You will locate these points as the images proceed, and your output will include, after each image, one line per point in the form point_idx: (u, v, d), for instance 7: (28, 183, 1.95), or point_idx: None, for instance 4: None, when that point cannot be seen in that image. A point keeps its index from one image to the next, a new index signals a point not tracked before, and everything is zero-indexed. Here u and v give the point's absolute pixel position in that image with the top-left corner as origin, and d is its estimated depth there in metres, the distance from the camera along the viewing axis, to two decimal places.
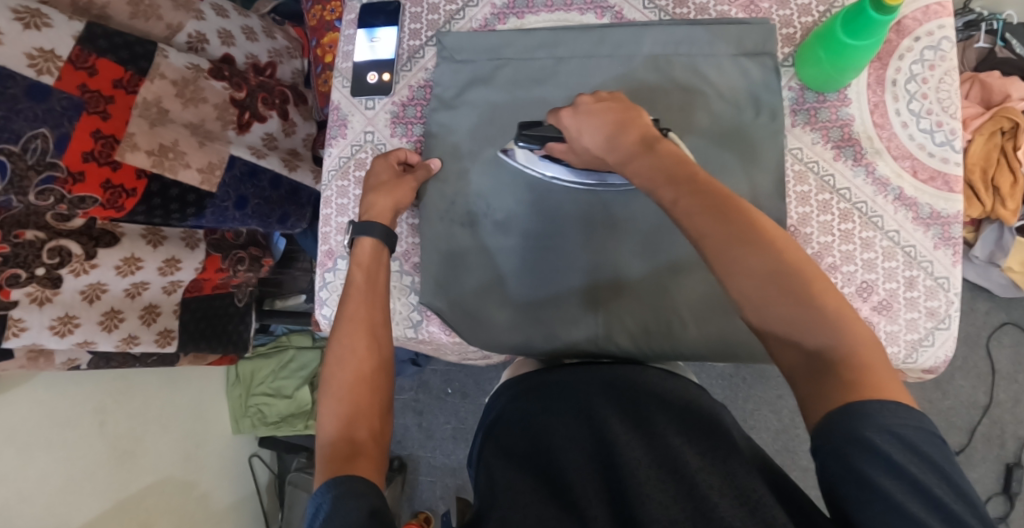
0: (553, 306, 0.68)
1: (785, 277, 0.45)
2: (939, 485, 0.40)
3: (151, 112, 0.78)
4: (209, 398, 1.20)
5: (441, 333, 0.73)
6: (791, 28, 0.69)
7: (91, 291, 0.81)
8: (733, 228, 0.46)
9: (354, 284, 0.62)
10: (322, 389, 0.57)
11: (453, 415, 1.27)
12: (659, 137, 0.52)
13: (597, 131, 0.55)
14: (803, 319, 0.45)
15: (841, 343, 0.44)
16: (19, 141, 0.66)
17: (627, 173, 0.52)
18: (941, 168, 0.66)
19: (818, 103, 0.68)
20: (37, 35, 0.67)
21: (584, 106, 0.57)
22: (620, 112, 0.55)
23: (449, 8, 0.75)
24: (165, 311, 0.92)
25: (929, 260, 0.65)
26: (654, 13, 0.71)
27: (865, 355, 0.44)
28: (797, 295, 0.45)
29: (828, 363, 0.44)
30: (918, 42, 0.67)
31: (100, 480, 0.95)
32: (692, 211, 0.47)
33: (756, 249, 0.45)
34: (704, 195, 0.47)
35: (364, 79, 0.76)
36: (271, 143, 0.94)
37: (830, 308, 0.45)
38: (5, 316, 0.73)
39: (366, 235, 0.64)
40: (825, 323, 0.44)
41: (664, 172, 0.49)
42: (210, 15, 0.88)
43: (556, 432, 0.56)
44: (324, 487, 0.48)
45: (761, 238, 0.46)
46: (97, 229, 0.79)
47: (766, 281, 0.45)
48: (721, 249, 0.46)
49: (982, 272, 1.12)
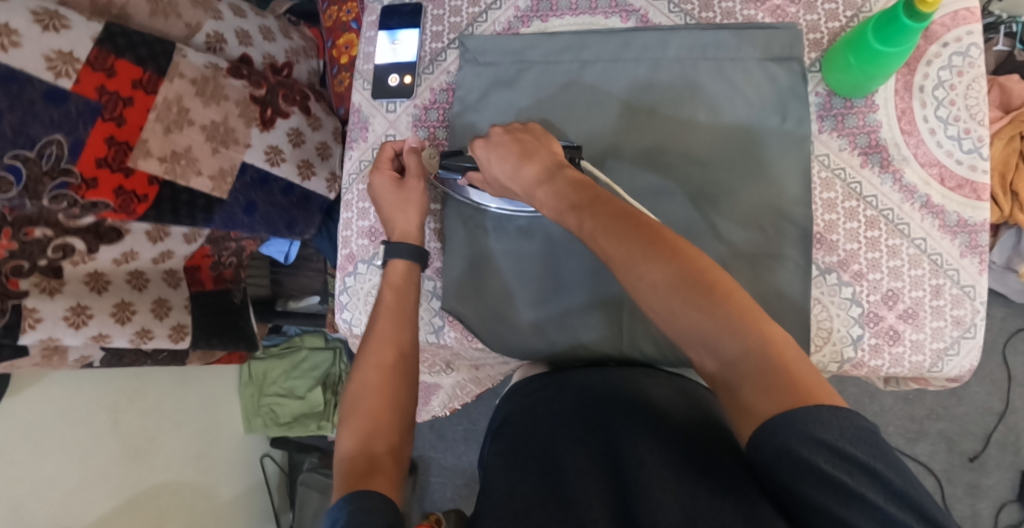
0: (573, 310, 0.68)
1: (687, 287, 0.46)
2: (873, 491, 0.39)
3: (171, 113, 0.77)
4: (221, 397, 1.20)
5: (463, 338, 0.73)
6: (818, 33, 0.68)
7: (95, 280, 0.80)
8: (632, 245, 0.48)
9: (384, 303, 0.64)
10: (343, 412, 0.57)
11: (464, 416, 1.27)
12: (563, 164, 0.58)
13: (504, 162, 0.60)
14: (712, 330, 0.45)
15: (753, 351, 0.43)
16: (35, 146, 0.66)
17: (538, 200, 0.58)
18: (969, 176, 0.65)
19: (845, 109, 0.67)
20: (55, 38, 0.66)
21: (495, 138, 0.62)
22: (526, 143, 0.60)
23: (472, 10, 0.75)
24: (176, 306, 0.91)
25: (956, 268, 0.64)
26: (680, 17, 0.71)
27: (787, 359, 0.43)
28: (699, 305, 0.45)
29: (749, 371, 0.43)
30: (946, 48, 0.66)
31: (113, 478, 0.94)
32: (596, 233, 0.51)
33: (655, 263, 0.47)
34: (604, 218, 0.51)
35: (386, 81, 0.75)
36: (298, 139, 0.92)
37: (739, 313, 0.45)
38: (19, 306, 0.72)
39: (399, 257, 0.65)
40: (732, 331, 0.44)
41: (567, 201, 0.54)
42: (227, 15, 0.88)
43: (541, 433, 0.58)
44: (341, 501, 0.46)
45: (658, 250, 0.47)
46: (104, 227, 0.78)
47: (669, 293, 0.46)
48: (627, 266, 0.48)
49: (998, 278, 1.11)
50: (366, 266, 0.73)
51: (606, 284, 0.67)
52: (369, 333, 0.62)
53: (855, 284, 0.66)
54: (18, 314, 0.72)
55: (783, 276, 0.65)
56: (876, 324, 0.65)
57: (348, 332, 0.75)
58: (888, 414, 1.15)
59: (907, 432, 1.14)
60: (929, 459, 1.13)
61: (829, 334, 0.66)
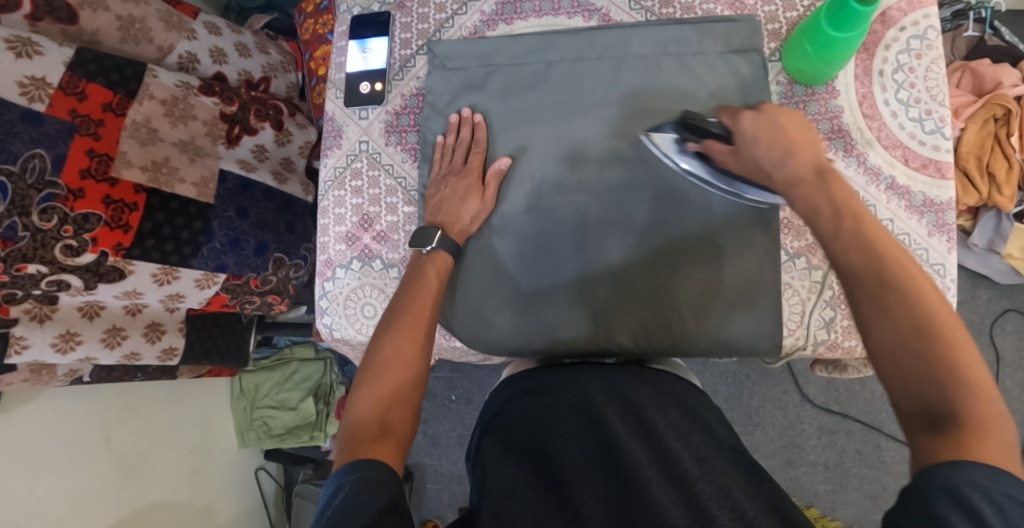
0: (552, 303, 0.69)
1: (928, 330, 0.44)
2: None
3: (141, 133, 0.78)
4: (216, 415, 1.21)
5: (442, 338, 0.75)
6: (777, 23, 0.69)
7: (89, 307, 0.81)
8: (895, 278, 0.47)
9: (427, 286, 0.64)
10: (356, 378, 0.58)
11: (458, 422, 1.27)
12: (830, 170, 0.54)
13: (772, 146, 0.56)
14: (932, 376, 0.43)
15: (973, 408, 0.41)
16: (17, 161, 0.66)
17: (790, 196, 0.55)
18: (933, 156, 0.66)
19: (806, 96, 0.68)
20: (29, 63, 0.68)
21: (764, 116, 0.58)
22: (794, 134, 0.56)
23: (439, 16, 0.76)
24: (171, 329, 0.91)
25: (925, 248, 0.65)
26: (641, 14, 0.72)
27: (991, 427, 0.40)
28: (938, 355, 0.43)
29: (946, 421, 0.41)
30: (904, 32, 0.68)
31: (108, 498, 0.95)
32: (848, 248, 0.50)
33: (905, 295, 0.46)
34: (864, 235, 0.49)
35: (357, 89, 0.77)
36: (262, 155, 0.93)
37: (968, 377, 0.42)
38: (7, 333, 0.74)
39: (440, 251, 0.67)
40: (960, 387, 0.42)
41: (837, 205, 0.52)
42: (201, 34, 0.90)
43: (556, 431, 0.56)
44: (346, 468, 0.48)
45: (914, 286, 0.46)
46: (104, 266, 0.75)
47: (911, 330, 0.44)
48: (873, 289, 0.47)
49: (982, 260, 1.11)
50: (344, 271, 0.74)
51: (596, 272, 0.68)
52: (400, 307, 0.62)
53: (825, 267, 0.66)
54: (3, 341, 0.74)
55: (755, 263, 0.65)
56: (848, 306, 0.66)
57: (330, 337, 0.75)
58: (880, 400, 1.14)
59: None
60: None
61: (802, 318, 0.66)
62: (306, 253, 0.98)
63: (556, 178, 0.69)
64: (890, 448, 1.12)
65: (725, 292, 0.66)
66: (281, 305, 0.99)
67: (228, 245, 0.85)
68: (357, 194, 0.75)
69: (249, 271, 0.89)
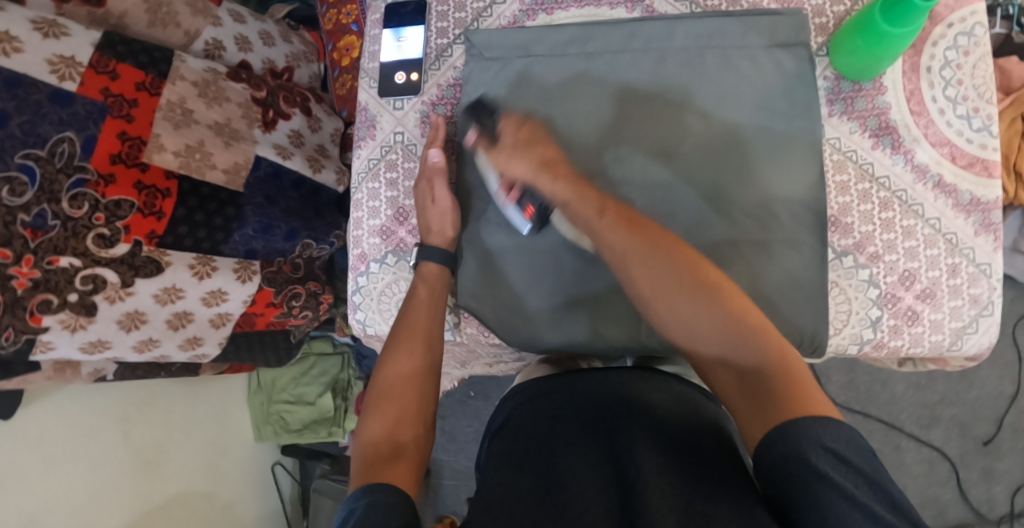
0: (588, 299, 0.68)
1: (703, 294, 0.50)
2: (860, 489, 0.40)
3: (175, 114, 0.76)
4: (231, 408, 1.19)
5: (480, 334, 0.73)
6: (824, 17, 0.68)
7: (129, 319, 0.73)
8: (648, 247, 0.53)
9: (417, 298, 0.66)
10: (365, 408, 0.58)
11: (476, 418, 1.26)
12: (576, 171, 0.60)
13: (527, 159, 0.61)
14: (727, 337, 0.48)
15: (768, 359, 0.47)
16: (45, 145, 0.64)
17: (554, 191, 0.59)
18: (980, 154, 0.65)
19: (854, 92, 0.67)
20: (56, 44, 0.66)
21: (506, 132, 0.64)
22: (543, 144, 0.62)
23: (477, 5, 0.75)
24: (210, 341, 0.85)
25: (971, 247, 0.65)
26: (685, 5, 0.71)
27: (791, 366, 0.46)
28: (705, 310, 0.49)
29: (755, 374, 0.46)
30: (952, 28, 0.66)
31: (123, 492, 0.92)
32: (614, 225, 0.55)
33: (670, 263, 0.52)
34: (623, 211, 0.56)
35: (392, 79, 0.75)
36: (298, 140, 0.91)
37: (754, 328, 0.48)
38: (35, 338, 0.67)
39: (428, 261, 0.68)
40: (750, 343, 0.48)
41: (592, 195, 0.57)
42: (227, 21, 0.88)
43: (561, 439, 0.54)
44: (358, 493, 0.47)
45: (667, 254, 0.53)
46: (140, 258, 0.72)
47: (680, 293, 0.51)
48: (642, 265, 0.53)
49: (1006, 261, 1.09)
50: (379, 265, 0.72)
51: None
52: (399, 324, 0.64)
53: (872, 265, 0.65)
54: (31, 345, 0.67)
55: (797, 262, 0.65)
56: (894, 305, 0.65)
57: (362, 333, 0.74)
58: (901, 401, 1.13)
59: (920, 418, 1.12)
60: (942, 444, 1.11)
61: (848, 317, 0.66)
62: (334, 240, 0.97)
63: (598, 172, 0.67)
64: (909, 448, 1.12)
65: (768, 290, 0.65)
66: (327, 295, 1.00)
67: (260, 232, 0.84)
68: (391, 187, 0.74)
69: (278, 255, 0.89)
